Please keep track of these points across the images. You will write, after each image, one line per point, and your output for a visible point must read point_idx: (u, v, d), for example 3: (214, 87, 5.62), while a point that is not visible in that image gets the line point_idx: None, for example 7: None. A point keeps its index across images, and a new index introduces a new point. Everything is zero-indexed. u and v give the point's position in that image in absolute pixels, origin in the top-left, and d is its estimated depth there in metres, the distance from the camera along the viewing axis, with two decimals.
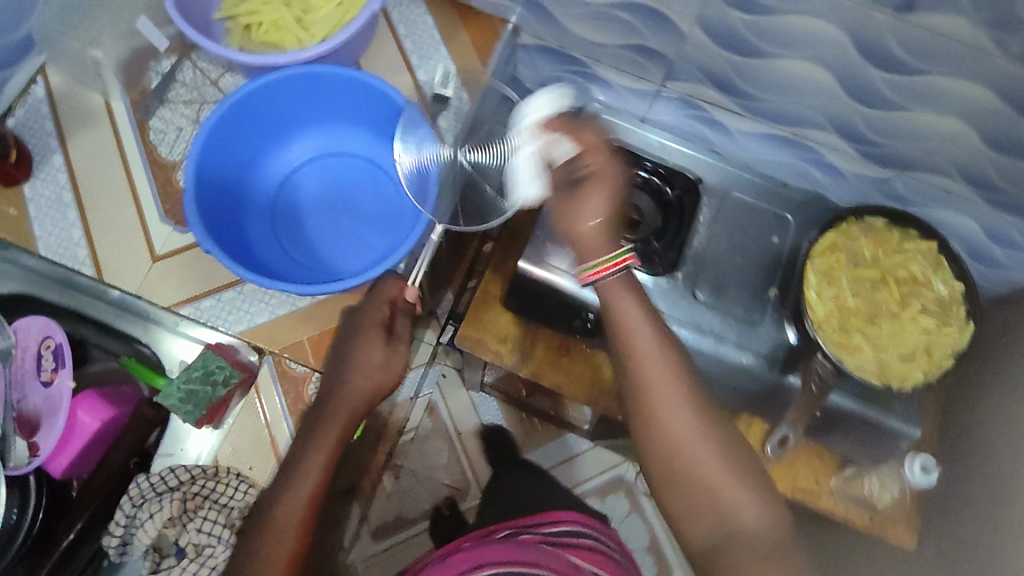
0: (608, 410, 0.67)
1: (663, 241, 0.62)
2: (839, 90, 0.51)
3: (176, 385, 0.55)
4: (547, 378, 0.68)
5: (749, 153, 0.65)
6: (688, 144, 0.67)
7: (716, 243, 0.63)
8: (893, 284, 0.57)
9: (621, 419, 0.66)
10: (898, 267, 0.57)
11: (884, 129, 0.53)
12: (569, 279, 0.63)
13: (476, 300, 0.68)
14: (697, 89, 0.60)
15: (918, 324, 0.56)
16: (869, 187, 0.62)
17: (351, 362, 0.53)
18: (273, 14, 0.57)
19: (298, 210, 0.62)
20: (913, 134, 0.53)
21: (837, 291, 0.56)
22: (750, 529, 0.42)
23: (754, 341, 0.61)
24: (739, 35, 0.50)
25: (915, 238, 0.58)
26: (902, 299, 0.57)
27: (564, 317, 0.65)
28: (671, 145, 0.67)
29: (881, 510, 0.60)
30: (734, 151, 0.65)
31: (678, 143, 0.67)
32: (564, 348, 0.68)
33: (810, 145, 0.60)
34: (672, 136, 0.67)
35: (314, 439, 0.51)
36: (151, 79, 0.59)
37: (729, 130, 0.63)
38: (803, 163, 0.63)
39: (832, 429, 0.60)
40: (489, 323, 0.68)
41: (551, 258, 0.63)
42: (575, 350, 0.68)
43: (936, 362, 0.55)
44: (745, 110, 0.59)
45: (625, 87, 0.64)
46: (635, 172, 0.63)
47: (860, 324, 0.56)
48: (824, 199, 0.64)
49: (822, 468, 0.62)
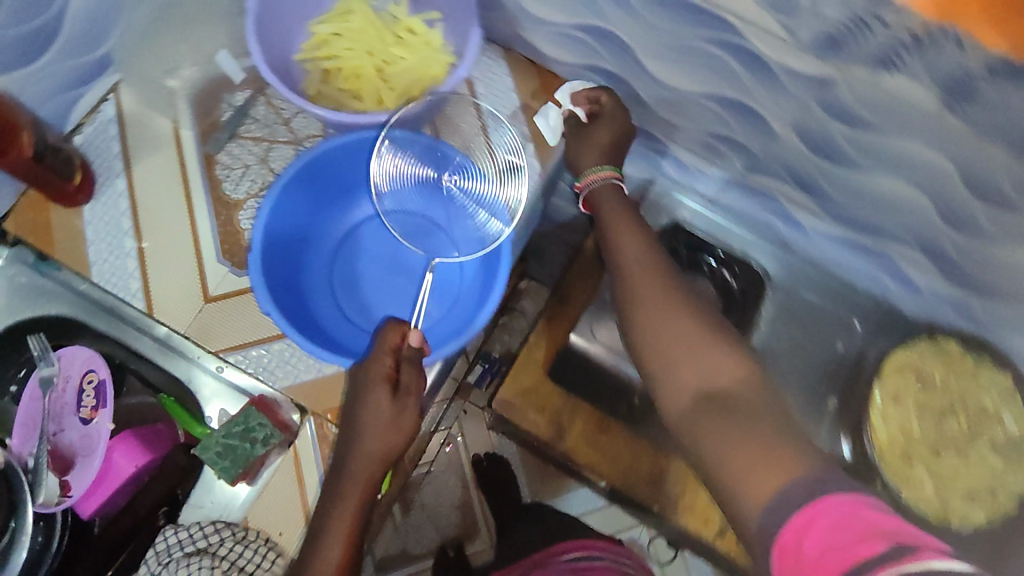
0: (642, 497, 0.65)
1: None
2: (932, 212, 0.49)
3: (215, 437, 0.50)
4: (581, 456, 0.65)
5: (821, 252, 0.62)
6: (755, 234, 0.65)
7: (777, 341, 0.63)
8: (962, 415, 0.55)
9: (657, 505, 0.65)
10: (969, 398, 0.55)
11: (973, 257, 0.50)
12: (618, 358, 0.62)
13: (517, 362, 0.65)
14: (777, 184, 0.58)
15: (984, 462, 0.54)
16: (945, 306, 0.58)
17: (361, 420, 0.48)
18: (355, 61, 0.57)
19: (357, 268, 0.59)
20: (1008, 269, 0.49)
21: (903, 418, 0.55)
22: (735, 384, 0.42)
23: None
24: (836, 144, 0.48)
25: (992, 369, 0.54)
26: (971, 432, 0.55)
27: (611, 398, 0.64)
28: (739, 234, 0.66)
29: None
30: (804, 247, 0.63)
31: (746, 233, 0.65)
32: (604, 425, 0.65)
33: (890, 256, 0.57)
34: (740, 222, 0.65)
35: (335, 503, 0.48)
36: (223, 111, 0.57)
37: (803, 227, 0.61)
38: (877, 270, 0.60)
39: None
40: (528, 390, 0.65)
41: (597, 329, 0.63)
42: (616, 430, 0.65)
43: (1001, 505, 0.53)
44: (823, 212, 0.58)
45: (701, 169, 0.62)
46: (703, 260, 0.63)
47: (924, 454, 0.55)
48: (894, 308, 0.62)
49: None
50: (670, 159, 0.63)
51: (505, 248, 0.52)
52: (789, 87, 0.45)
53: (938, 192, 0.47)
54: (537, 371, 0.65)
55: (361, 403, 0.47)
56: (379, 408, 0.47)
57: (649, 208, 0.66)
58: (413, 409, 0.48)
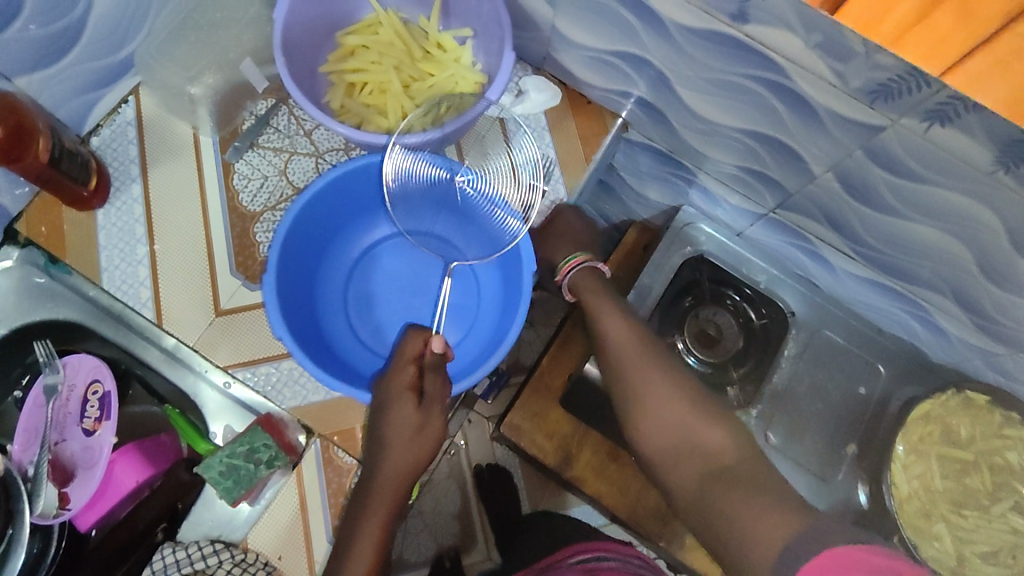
0: (649, 532, 0.63)
1: (741, 369, 0.62)
2: (968, 262, 0.48)
3: (218, 457, 0.49)
4: (589, 487, 0.63)
5: (850, 293, 0.61)
6: (781, 268, 0.64)
7: (797, 381, 0.62)
8: (986, 471, 0.53)
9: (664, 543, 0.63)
10: (994, 453, 0.53)
11: (1009, 311, 0.49)
12: None
13: (529, 386, 0.64)
14: (806, 222, 0.57)
15: (1006, 522, 0.52)
16: (973, 357, 0.56)
17: (387, 430, 0.48)
18: (380, 76, 0.55)
19: (372, 285, 0.58)
20: None
21: (924, 469, 0.53)
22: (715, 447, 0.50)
23: (822, 496, 0.59)
24: (874, 189, 0.47)
25: (1018, 424, 0.52)
26: (994, 490, 0.53)
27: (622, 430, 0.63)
28: (765, 267, 0.64)
29: None
30: (832, 286, 0.61)
31: (771, 266, 0.64)
32: (616, 456, 0.63)
33: (920, 303, 0.56)
34: (766, 254, 0.64)
35: (360, 517, 0.47)
36: (244, 119, 0.57)
37: (832, 267, 0.59)
38: (904, 315, 0.58)
39: None
40: (539, 416, 0.63)
41: None
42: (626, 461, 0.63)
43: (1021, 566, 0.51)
44: (857, 255, 0.56)
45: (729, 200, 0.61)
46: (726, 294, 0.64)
47: (945, 509, 0.53)
48: (920, 353, 0.60)
49: None
50: (697, 187, 0.62)
51: (527, 277, 0.51)
52: (831, 129, 0.44)
53: (979, 244, 0.46)
54: (548, 398, 0.64)
55: (386, 412, 0.47)
56: (403, 418, 0.47)
57: (672, 237, 0.65)
58: (439, 418, 0.48)
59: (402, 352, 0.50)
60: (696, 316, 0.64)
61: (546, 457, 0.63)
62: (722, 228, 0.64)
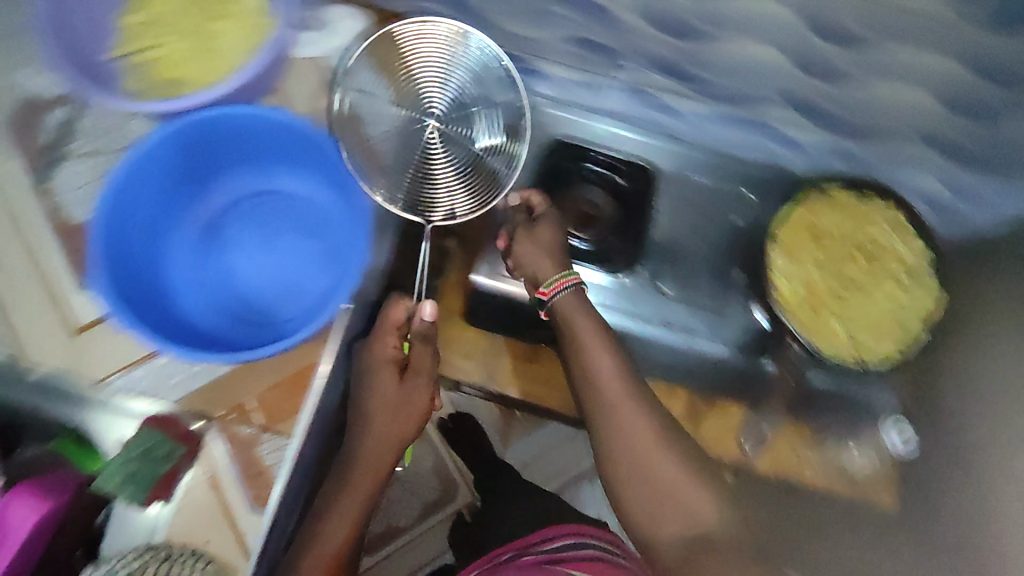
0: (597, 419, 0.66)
1: (620, 234, 0.61)
2: (784, 62, 0.49)
3: (116, 465, 0.54)
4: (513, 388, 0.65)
5: (710, 137, 0.62)
6: (642, 132, 0.64)
7: (679, 230, 0.64)
8: (859, 253, 0.55)
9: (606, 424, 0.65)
10: (862, 235, 0.55)
11: (839, 99, 0.51)
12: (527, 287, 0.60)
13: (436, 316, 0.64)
14: (646, 77, 0.57)
15: (888, 293, 0.54)
16: (827, 155, 0.59)
17: (362, 424, 0.51)
18: (173, 47, 0.52)
19: (229, 257, 0.56)
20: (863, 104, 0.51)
21: (805, 272, 0.55)
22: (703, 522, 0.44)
23: (724, 329, 0.62)
24: (687, 22, 0.48)
25: (871, 200, 0.55)
26: (869, 269, 0.55)
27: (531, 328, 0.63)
28: (623, 134, 0.64)
29: (860, 477, 0.61)
30: (694, 137, 0.63)
31: (630, 132, 0.64)
32: (538, 349, 0.64)
33: (768, 123, 0.57)
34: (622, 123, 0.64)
35: (337, 505, 0.50)
36: (44, 131, 0.56)
37: (682, 113, 0.60)
38: (761, 139, 0.60)
39: (812, 406, 0.62)
40: (446, 339, 0.64)
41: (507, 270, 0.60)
42: (544, 356, 0.64)
43: (908, 332, 0.53)
44: (694, 93, 0.57)
45: (567, 76, 0.60)
46: (583, 166, 0.61)
47: (831, 302, 0.55)
48: (785, 170, 0.62)
49: (799, 439, 0.63)
50: (535, 74, 0.61)
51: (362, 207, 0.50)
52: None
53: (795, 46, 0.47)
54: (448, 317, 0.65)
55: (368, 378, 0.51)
56: (383, 391, 0.50)
57: (525, 129, 0.64)
58: (421, 392, 0.51)
59: (388, 317, 0.51)
60: (564, 195, 0.61)
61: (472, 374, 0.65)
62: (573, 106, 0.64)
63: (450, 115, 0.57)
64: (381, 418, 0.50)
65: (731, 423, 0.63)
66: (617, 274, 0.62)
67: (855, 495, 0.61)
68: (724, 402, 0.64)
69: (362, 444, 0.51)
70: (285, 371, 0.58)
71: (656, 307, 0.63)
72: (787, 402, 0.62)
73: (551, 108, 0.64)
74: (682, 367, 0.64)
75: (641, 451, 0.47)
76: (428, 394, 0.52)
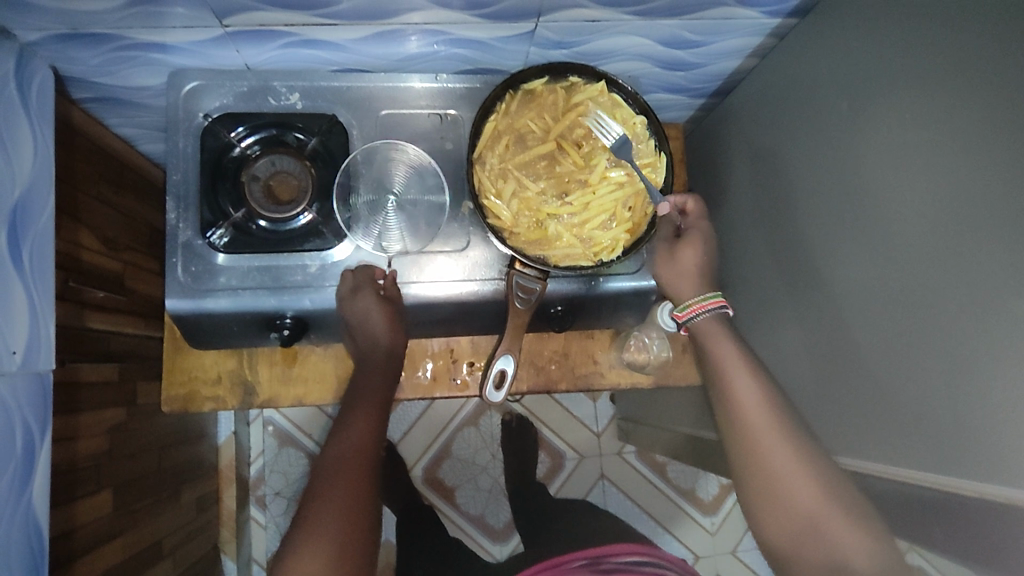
0: (575, 384, 0.87)
1: (419, 186, 0.76)
2: None
3: None
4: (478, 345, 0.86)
5: (613, 63, 0.81)
6: (526, 41, 0.73)
7: (448, 150, 0.77)
8: (798, 206, 0.76)
9: (570, 385, 0.87)
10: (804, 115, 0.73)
11: (980, 80, 0.50)
12: (466, 272, 0.75)
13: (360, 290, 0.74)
14: (577, 17, 0.68)
15: (812, 260, 0.73)
16: (703, 61, 0.82)
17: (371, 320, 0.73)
18: None
19: None
20: (903, 87, 0.58)
21: (624, 201, 0.71)
22: None
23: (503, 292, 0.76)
24: None
25: (779, 153, 0.78)
26: (799, 229, 0.75)
27: (265, 325, 0.73)
28: (502, 38, 0.72)
29: (656, 366, 0.87)
30: (602, 59, 0.79)
31: (491, 34, 0.70)
32: (588, 332, 0.87)
33: (636, 51, 0.78)
34: (498, 33, 0.71)
35: (357, 409, 0.72)
36: None
37: (610, 50, 0.77)
38: (633, 56, 0.79)
39: (748, 277, 0.89)
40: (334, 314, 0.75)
41: (452, 245, 0.75)
42: (548, 333, 0.86)
43: (788, 284, 0.79)
44: (629, 11, 0.68)
45: (486, 28, 0.69)
46: (423, 118, 0.77)
47: (811, 211, 0.73)
48: (651, 74, 0.84)
49: (599, 346, 0.87)
50: (453, 35, 0.70)
51: None
52: None
53: None
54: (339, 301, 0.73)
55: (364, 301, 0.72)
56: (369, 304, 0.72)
57: (424, 43, 0.71)
58: (616, 371, 0.87)
59: (621, 333, 0.87)
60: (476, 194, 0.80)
61: (525, 355, 0.86)
62: (470, 44, 0.73)
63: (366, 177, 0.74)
64: (370, 394, 0.73)
65: (605, 363, 0.87)
66: (619, 277, 0.78)
67: (665, 377, 0.88)
68: (525, 362, 0.86)
69: (360, 391, 0.74)
70: (296, 305, 0.72)
71: (461, 264, 0.75)
72: (631, 363, 0.87)
73: (470, 43, 0.72)
74: (478, 313, 0.79)
75: (762, 470, 0.68)
76: (625, 376, 0.87)
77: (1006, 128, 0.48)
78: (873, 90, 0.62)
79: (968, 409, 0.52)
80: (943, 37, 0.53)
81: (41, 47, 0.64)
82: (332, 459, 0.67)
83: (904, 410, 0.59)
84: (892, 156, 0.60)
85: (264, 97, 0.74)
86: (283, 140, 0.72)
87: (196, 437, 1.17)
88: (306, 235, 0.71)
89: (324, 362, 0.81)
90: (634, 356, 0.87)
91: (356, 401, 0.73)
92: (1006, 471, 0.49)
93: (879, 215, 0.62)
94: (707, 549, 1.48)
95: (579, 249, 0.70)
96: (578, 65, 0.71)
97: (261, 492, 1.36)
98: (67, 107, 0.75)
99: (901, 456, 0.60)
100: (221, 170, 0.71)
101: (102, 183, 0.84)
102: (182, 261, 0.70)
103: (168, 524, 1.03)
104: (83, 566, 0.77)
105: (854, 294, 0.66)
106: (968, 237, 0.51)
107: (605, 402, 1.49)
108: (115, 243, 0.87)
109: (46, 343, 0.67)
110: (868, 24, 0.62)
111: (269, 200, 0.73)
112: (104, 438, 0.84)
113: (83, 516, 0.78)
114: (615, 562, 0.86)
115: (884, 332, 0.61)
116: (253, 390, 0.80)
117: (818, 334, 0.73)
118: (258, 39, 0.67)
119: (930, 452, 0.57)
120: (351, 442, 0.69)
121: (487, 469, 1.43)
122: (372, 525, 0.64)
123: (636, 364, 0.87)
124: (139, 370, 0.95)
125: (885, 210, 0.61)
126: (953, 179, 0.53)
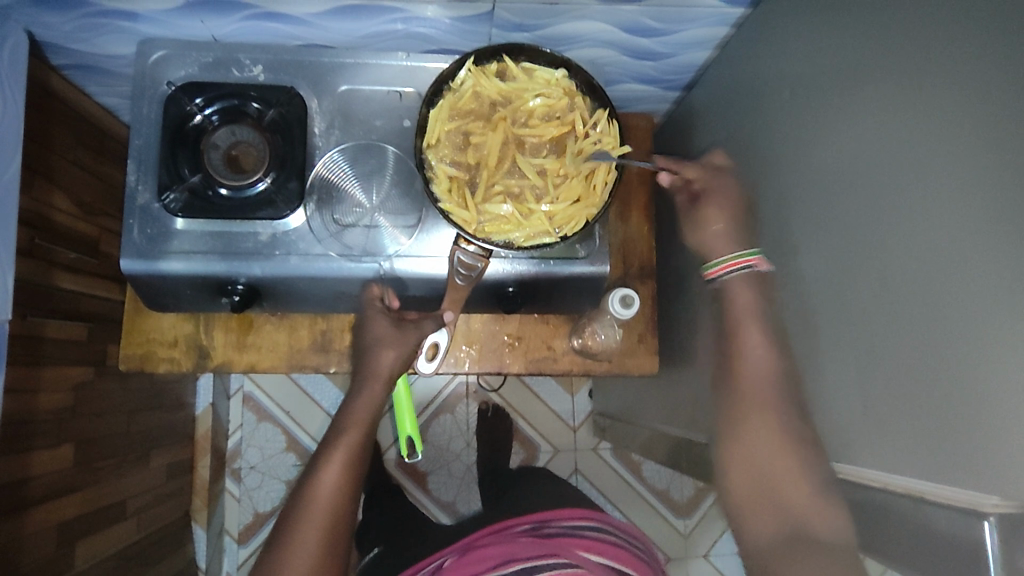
0: (526, 369, 0.88)
1: (377, 159, 0.77)
2: None
3: None
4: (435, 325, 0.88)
5: (577, 50, 0.81)
6: (485, 21, 0.73)
7: (405, 128, 0.78)
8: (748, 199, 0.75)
9: (523, 369, 0.88)
10: (758, 106, 0.72)
11: (913, 64, 0.50)
12: (415, 249, 0.76)
13: (306, 279, 0.76)
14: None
15: (760, 250, 0.73)
16: (668, 51, 0.82)
17: (375, 344, 0.74)
18: None
19: None
20: (845, 75, 0.58)
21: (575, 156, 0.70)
22: None
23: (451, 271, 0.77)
24: None
25: (735, 146, 0.78)
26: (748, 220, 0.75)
27: (219, 290, 0.75)
28: (460, 16, 0.72)
29: (613, 356, 0.88)
30: (564, 43, 0.80)
31: (448, 11, 0.71)
32: (543, 317, 0.88)
33: (598, 37, 0.78)
34: (452, 14, 0.72)
35: (341, 435, 0.70)
36: None
37: (572, 36, 0.77)
38: (596, 43, 0.79)
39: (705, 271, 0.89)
40: (289, 284, 0.76)
41: (403, 221, 0.76)
42: (507, 316, 0.88)
43: None
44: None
45: (446, 6, 0.70)
46: (381, 94, 0.78)
47: (760, 203, 0.72)
48: (618, 63, 0.85)
49: (555, 335, 0.88)
50: (414, 15, 0.72)
51: None
52: None
53: None
54: (366, 334, 0.75)
55: (370, 319, 0.75)
56: (376, 323, 0.74)
57: (383, 19, 0.73)
58: (568, 357, 0.88)
59: (576, 322, 0.88)
60: None
61: (478, 335, 0.88)
62: (430, 22, 0.74)
63: (325, 160, 0.76)
64: (344, 413, 0.72)
65: (561, 350, 0.88)
66: (577, 263, 0.76)
67: (621, 366, 0.89)
68: (481, 345, 0.88)
69: (345, 417, 0.72)
70: (246, 270, 0.73)
71: (410, 241, 0.76)
72: (587, 352, 0.87)
73: (428, 21, 0.73)
74: (430, 290, 0.80)
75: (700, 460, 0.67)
76: (574, 364, 0.88)
77: (935, 113, 0.47)
78: (817, 80, 0.62)
79: (890, 401, 0.51)
80: (884, 24, 0.53)
81: (15, 10, 0.67)
82: (304, 485, 0.68)
83: (833, 400, 0.58)
84: (829, 146, 0.60)
85: (228, 67, 0.76)
86: (243, 110, 0.74)
87: (171, 404, 1.20)
88: (253, 201, 0.72)
89: (278, 332, 0.84)
90: (587, 347, 0.87)
91: (338, 432, 0.71)
92: (916, 462, 0.48)
93: (818, 202, 0.61)
94: (677, 551, 1.46)
95: (547, 222, 0.69)
96: (509, 46, 0.70)
97: (236, 466, 1.38)
98: (45, 72, 0.78)
99: (825, 447, 0.60)
100: (181, 137, 0.73)
101: (79, 147, 0.87)
102: (138, 223, 0.72)
103: (135, 486, 1.06)
104: (37, 515, 0.79)
105: (795, 285, 0.65)
106: (886, 231, 0.51)
107: (583, 397, 1.50)
108: (91, 208, 0.90)
109: (4, 293, 0.69)
110: (817, 13, 0.62)
111: (226, 166, 0.74)
112: (68, 394, 0.86)
113: (39, 467, 0.80)
114: (559, 527, 0.86)
115: (822, 324, 0.60)
116: (208, 354, 0.82)
117: (761, 323, 0.72)
118: (220, 10, 0.70)
119: (840, 437, 0.58)
120: (335, 477, 0.68)
121: (461, 456, 1.44)
122: (345, 540, 0.67)
123: (590, 354, 0.87)
124: (110, 333, 0.98)
125: (821, 199, 0.61)
126: (888, 165, 0.52)
